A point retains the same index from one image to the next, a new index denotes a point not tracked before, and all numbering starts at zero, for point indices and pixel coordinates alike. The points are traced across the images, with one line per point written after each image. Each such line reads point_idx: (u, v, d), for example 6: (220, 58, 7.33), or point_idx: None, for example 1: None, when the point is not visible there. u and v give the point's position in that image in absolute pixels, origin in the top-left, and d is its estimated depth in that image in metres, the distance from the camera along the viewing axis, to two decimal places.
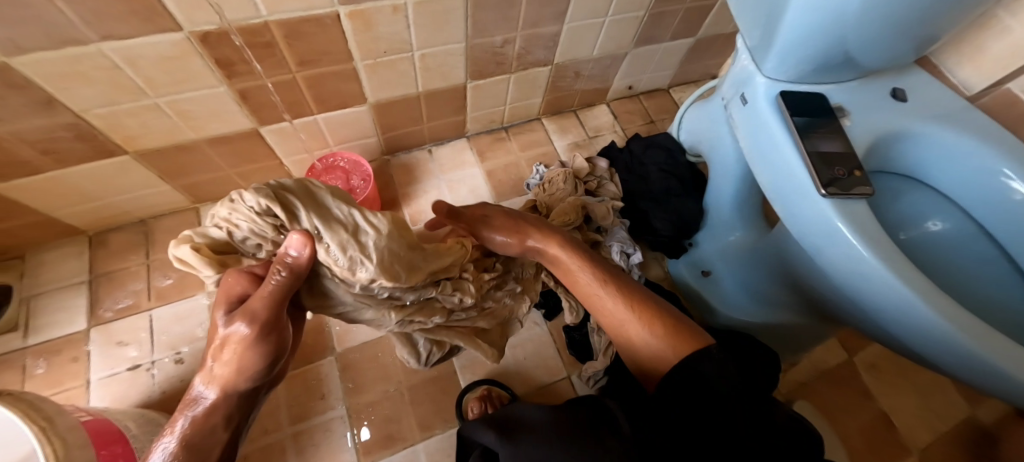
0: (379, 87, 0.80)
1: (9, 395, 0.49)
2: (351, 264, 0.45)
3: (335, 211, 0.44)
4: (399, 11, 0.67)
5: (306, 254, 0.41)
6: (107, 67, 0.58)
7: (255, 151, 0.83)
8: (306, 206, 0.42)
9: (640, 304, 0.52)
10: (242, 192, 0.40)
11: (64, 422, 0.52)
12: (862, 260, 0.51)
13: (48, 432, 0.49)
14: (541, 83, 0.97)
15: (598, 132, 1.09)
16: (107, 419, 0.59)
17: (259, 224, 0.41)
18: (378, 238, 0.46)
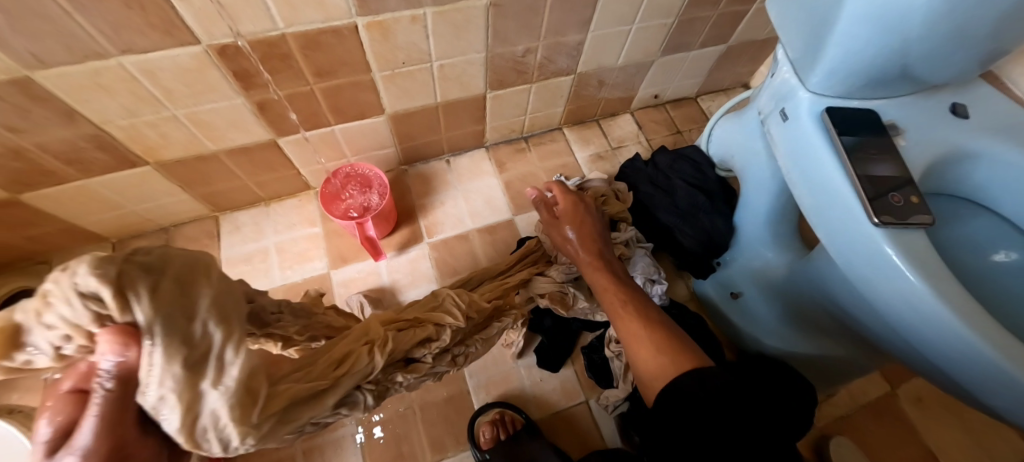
0: (397, 97, 0.78)
1: None
2: (156, 411, 0.26)
3: (196, 326, 0.27)
4: (418, 21, 0.65)
5: (134, 359, 0.26)
6: (128, 79, 0.58)
7: (273, 162, 0.82)
8: (172, 300, 0.26)
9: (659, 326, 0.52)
10: (67, 263, 0.22)
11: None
12: (913, 295, 0.46)
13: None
14: (563, 93, 0.93)
15: (622, 142, 1.05)
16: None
17: (74, 312, 0.23)
18: (224, 387, 0.28)
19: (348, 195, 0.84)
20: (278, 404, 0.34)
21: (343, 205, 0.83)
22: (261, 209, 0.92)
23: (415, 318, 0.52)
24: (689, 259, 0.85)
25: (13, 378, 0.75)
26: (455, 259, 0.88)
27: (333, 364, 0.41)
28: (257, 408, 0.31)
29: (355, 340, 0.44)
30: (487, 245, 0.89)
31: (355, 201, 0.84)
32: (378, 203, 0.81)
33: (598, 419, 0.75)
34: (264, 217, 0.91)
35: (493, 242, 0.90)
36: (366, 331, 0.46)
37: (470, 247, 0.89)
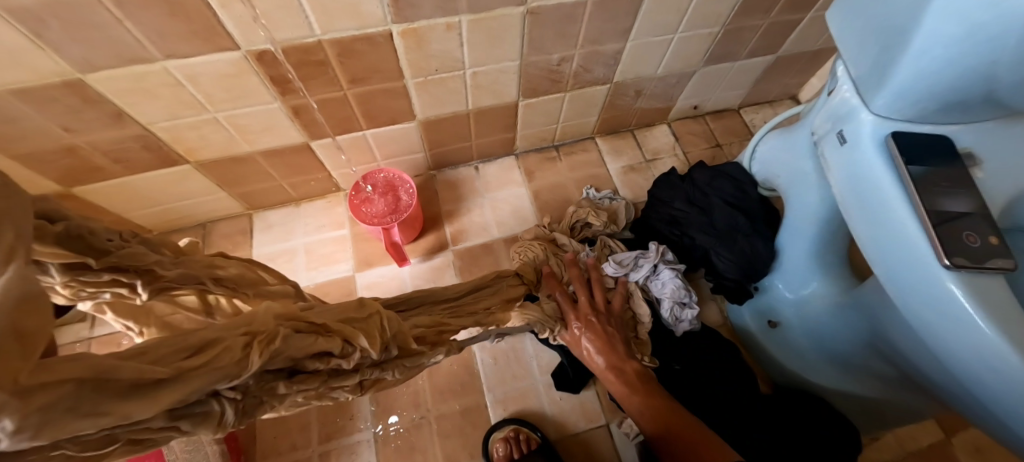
0: (429, 104, 0.77)
1: None
2: None
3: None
4: (453, 28, 0.64)
5: None
6: (171, 84, 0.59)
7: (306, 164, 0.82)
8: None
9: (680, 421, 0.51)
10: None
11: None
12: (976, 353, 0.41)
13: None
14: (598, 102, 0.90)
15: (657, 154, 1.01)
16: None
17: None
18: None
19: (373, 199, 0.83)
20: (66, 373, 0.17)
21: (367, 209, 0.82)
22: (293, 209, 0.93)
23: (323, 323, 0.33)
24: (728, 284, 0.81)
25: None
26: (479, 268, 0.86)
27: (182, 350, 0.23)
28: (31, 366, 0.16)
29: (232, 323, 0.26)
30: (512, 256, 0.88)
31: (380, 205, 0.83)
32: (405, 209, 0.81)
33: (618, 444, 0.72)
34: (295, 217, 0.92)
35: None
36: (254, 315, 0.27)
37: (495, 258, 0.87)
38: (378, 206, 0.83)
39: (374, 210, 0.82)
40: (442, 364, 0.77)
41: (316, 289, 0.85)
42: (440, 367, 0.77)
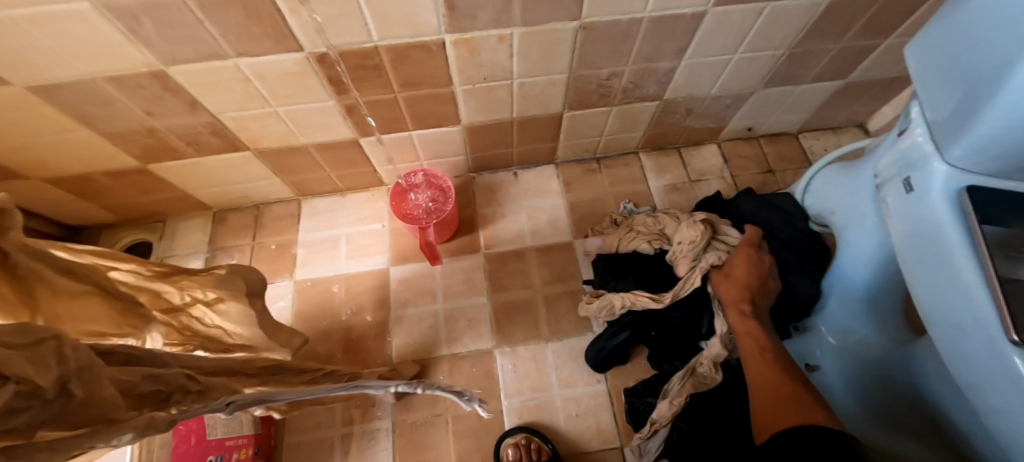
0: (475, 110, 0.78)
1: None
2: None
3: None
4: (505, 40, 0.65)
5: None
6: (241, 79, 0.64)
7: (355, 158, 0.86)
8: None
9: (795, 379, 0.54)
10: None
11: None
12: None
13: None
14: (645, 117, 0.88)
15: (703, 175, 0.97)
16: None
17: None
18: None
19: (416, 196, 0.86)
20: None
21: (411, 203, 0.85)
22: (338, 199, 0.97)
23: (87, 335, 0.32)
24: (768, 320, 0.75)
25: None
26: (509, 275, 0.87)
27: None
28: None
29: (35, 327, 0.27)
30: (542, 267, 0.88)
31: (424, 201, 0.85)
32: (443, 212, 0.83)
33: None
34: (340, 207, 0.96)
35: (548, 264, 0.88)
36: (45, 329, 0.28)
37: (526, 266, 0.88)
38: (421, 202, 0.85)
39: (416, 205, 0.84)
40: (465, 366, 0.79)
41: (351, 279, 0.88)
42: (461, 368, 0.79)
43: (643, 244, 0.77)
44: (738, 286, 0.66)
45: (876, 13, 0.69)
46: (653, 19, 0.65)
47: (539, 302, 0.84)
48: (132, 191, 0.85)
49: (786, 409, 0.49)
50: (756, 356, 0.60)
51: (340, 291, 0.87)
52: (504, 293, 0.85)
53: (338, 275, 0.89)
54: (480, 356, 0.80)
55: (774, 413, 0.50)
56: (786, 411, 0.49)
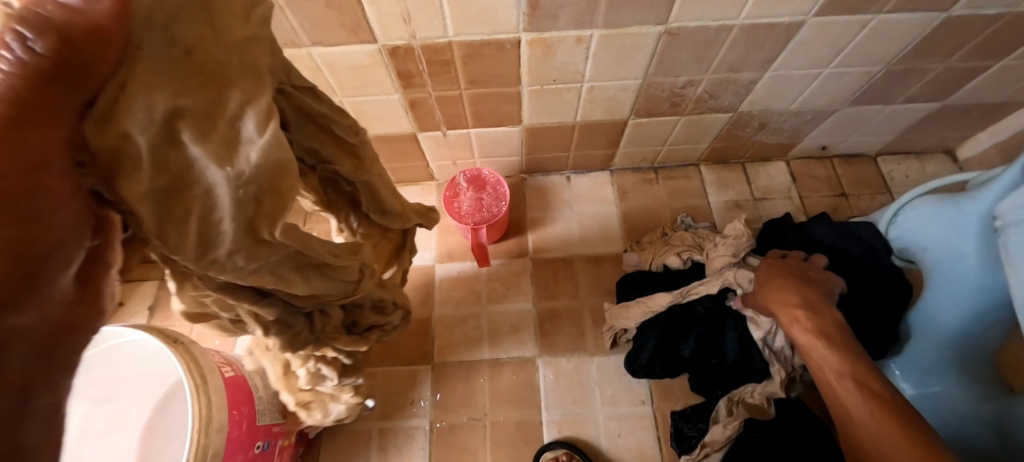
0: (539, 111, 0.75)
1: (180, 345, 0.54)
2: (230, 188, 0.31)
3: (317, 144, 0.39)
4: (583, 42, 0.61)
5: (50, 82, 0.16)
6: (312, 68, 0.63)
7: (410, 152, 0.85)
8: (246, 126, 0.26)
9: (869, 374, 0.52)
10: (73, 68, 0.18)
11: (214, 382, 0.54)
12: None
13: (201, 390, 0.51)
14: (714, 129, 0.83)
15: (768, 194, 0.91)
16: (242, 374, 0.61)
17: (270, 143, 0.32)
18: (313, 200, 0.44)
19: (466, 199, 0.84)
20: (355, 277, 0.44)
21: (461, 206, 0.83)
22: None
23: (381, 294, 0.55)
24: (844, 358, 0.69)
25: None
26: (556, 283, 0.85)
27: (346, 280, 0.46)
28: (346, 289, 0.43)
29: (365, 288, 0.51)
30: (591, 277, 0.85)
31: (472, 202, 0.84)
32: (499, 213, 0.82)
33: None
34: None
35: (597, 275, 0.85)
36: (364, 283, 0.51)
37: (574, 276, 0.85)
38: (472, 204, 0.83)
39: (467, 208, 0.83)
40: (506, 373, 0.78)
41: None
42: (502, 374, 0.78)
43: (672, 256, 0.77)
44: (790, 289, 0.60)
45: (996, 32, 0.62)
46: (745, 26, 0.60)
47: (586, 314, 0.82)
48: None
49: (867, 425, 0.49)
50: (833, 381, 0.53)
51: None
52: (550, 300, 0.83)
53: None
54: (522, 364, 0.78)
55: (855, 426, 0.51)
56: (869, 427, 0.49)
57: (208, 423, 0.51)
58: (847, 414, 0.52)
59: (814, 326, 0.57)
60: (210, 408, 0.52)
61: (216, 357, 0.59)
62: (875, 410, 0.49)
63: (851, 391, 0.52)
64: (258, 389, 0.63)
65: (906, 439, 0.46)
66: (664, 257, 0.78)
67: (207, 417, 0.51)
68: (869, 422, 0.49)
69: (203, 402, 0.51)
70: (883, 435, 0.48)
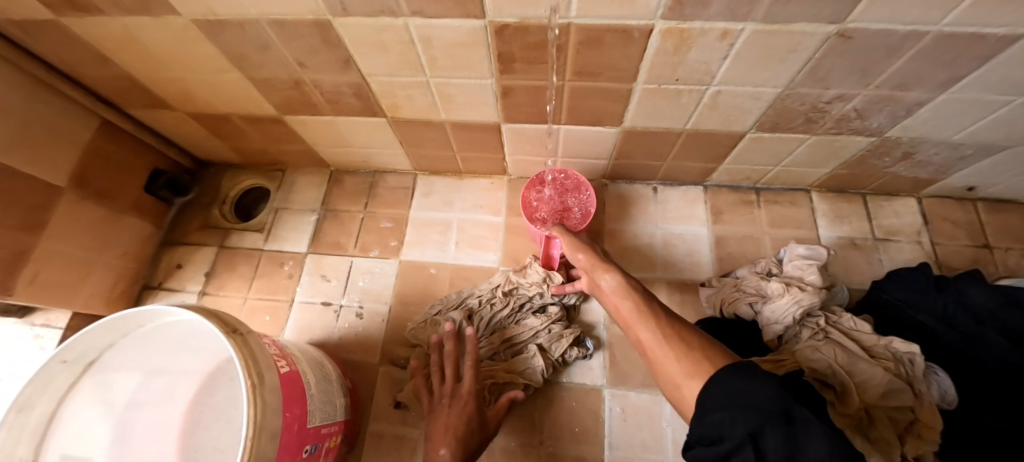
0: (645, 113, 0.65)
1: (239, 336, 0.50)
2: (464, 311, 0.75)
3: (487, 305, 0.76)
4: (728, 37, 0.50)
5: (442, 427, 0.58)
6: (404, 41, 0.55)
7: (488, 143, 0.78)
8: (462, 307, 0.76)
9: (662, 314, 0.52)
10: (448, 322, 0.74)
11: (270, 381, 0.49)
12: None
13: (257, 391, 0.47)
14: (844, 154, 0.71)
15: (892, 235, 0.79)
16: (296, 369, 0.57)
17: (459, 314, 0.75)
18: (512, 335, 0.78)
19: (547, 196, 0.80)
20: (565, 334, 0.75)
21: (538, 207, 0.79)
22: (455, 181, 0.90)
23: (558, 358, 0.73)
24: None
25: (234, 262, 0.87)
26: None
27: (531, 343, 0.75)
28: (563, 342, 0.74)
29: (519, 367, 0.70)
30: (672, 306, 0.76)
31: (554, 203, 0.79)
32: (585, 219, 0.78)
33: None
34: (457, 190, 0.89)
35: (679, 304, 0.75)
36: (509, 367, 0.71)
37: None
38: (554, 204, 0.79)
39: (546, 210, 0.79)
40: (568, 399, 0.71)
41: (457, 272, 0.82)
42: (563, 399, 0.71)
43: (743, 306, 0.63)
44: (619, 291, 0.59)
45: None
46: (940, 36, 0.46)
47: None
48: (262, 138, 0.83)
49: (660, 349, 0.48)
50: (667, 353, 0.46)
51: (444, 282, 0.82)
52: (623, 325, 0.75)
53: (445, 263, 0.83)
54: (586, 392, 0.71)
55: (662, 368, 0.46)
56: (671, 362, 0.45)
57: (263, 429, 0.46)
58: (650, 352, 0.49)
59: (602, 268, 0.64)
60: (264, 412, 0.46)
61: (272, 348, 0.55)
62: (675, 344, 0.47)
63: (638, 320, 0.53)
64: (310, 386, 0.59)
65: (696, 360, 0.43)
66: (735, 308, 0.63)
67: (261, 423, 0.46)
68: (666, 355, 0.46)
69: (259, 405, 0.46)
70: (686, 373, 0.43)
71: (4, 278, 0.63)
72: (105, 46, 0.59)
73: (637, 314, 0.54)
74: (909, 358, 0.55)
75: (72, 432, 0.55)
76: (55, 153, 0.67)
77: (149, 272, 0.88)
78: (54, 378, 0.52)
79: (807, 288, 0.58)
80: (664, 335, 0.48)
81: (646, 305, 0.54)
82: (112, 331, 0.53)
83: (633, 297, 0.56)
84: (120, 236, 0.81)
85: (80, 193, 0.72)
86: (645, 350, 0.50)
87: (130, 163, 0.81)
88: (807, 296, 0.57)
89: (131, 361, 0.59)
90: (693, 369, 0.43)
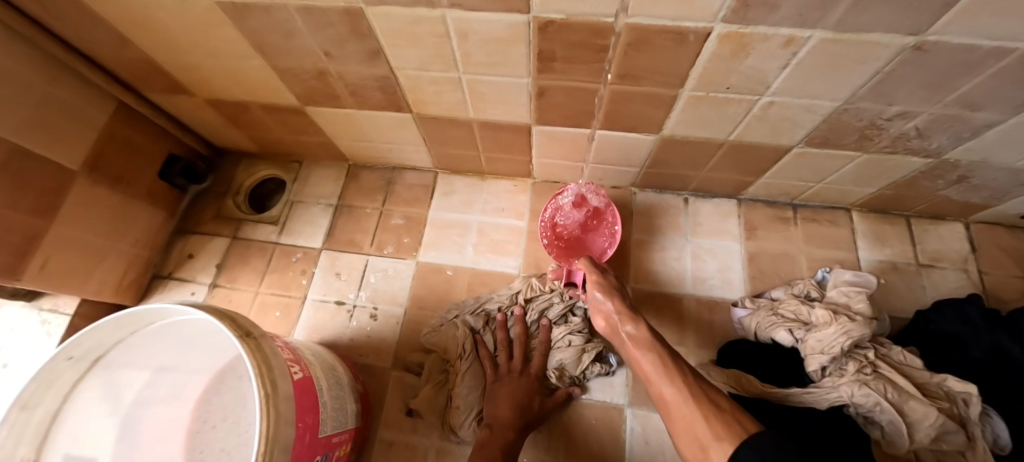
0: (687, 121, 0.62)
1: (252, 340, 0.47)
2: (485, 308, 0.75)
3: (510, 302, 0.74)
4: (792, 45, 0.46)
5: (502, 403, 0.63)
6: (439, 34, 0.51)
7: (516, 145, 0.74)
8: (479, 305, 0.75)
9: (687, 369, 0.48)
10: (468, 319, 0.73)
11: (284, 390, 0.47)
12: None
13: (270, 401, 0.44)
14: (895, 174, 0.67)
15: (936, 261, 0.74)
16: (309, 375, 0.54)
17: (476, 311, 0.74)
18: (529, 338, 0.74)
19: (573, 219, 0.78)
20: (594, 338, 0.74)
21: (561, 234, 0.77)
22: (477, 181, 0.87)
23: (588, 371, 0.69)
24: None
25: (247, 255, 0.84)
26: (658, 322, 0.73)
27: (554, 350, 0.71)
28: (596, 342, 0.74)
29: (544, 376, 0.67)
30: (700, 324, 0.72)
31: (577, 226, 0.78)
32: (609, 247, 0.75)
33: None
34: (478, 191, 0.86)
35: (708, 323, 0.72)
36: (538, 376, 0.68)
37: (680, 319, 0.73)
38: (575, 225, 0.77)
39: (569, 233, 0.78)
40: (586, 417, 0.68)
41: (476, 276, 0.79)
42: (581, 418, 0.68)
43: (781, 331, 0.58)
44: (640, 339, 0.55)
45: None
46: None
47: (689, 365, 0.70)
48: (281, 128, 0.80)
49: (686, 409, 0.44)
50: (692, 412, 0.43)
51: (462, 286, 0.79)
52: None
53: (463, 267, 0.80)
54: (606, 410, 0.68)
55: (682, 427, 0.44)
56: (699, 426, 0.42)
57: (275, 442, 0.43)
58: (674, 412, 0.45)
59: (624, 314, 0.59)
60: (276, 425, 0.44)
61: (285, 352, 0.53)
62: (704, 406, 0.43)
63: (661, 375, 0.49)
64: (323, 393, 0.56)
65: (727, 423, 0.40)
66: (772, 332, 0.60)
67: (274, 436, 0.43)
68: (688, 414, 0.43)
69: (272, 418, 0.43)
70: (715, 437, 0.39)
71: (14, 262, 0.60)
72: (124, 26, 0.56)
73: (660, 368, 0.49)
74: (963, 399, 0.51)
75: (76, 431, 0.53)
76: (70, 134, 0.65)
77: (161, 260, 0.86)
78: (59, 374, 0.50)
79: (856, 318, 0.54)
80: (689, 394, 0.45)
81: (669, 358, 0.50)
82: (123, 328, 0.51)
83: (656, 349, 0.52)
84: (132, 223, 0.78)
85: (93, 177, 0.69)
86: (666, 409, 0.47)
87: (145, 148, 0.78)
88: (857, 327, 0.53)
89: (140, 358, 0.57)
90: (724, 437, 0.39)
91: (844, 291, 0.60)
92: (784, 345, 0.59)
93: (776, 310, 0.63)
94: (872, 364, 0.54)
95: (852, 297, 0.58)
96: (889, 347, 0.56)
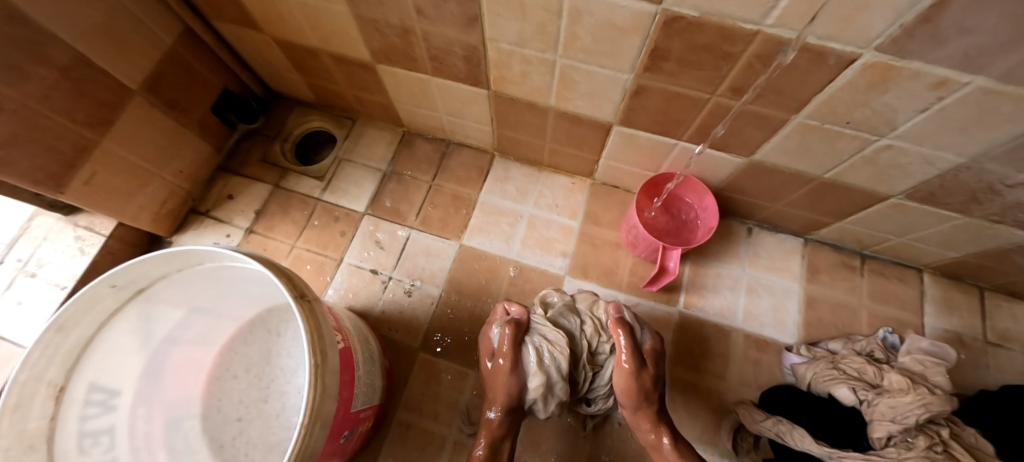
0: (786, 148, 0.57)
1: (306, 302, 0.45)
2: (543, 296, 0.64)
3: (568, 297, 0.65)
4: (944, 90, 0.41)
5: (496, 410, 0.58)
6: (550, 11, 0.46)
7: (589, 140, 0.70)
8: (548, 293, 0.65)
9: None
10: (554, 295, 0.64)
11: (331, 361, 0.44)
12: None
13: (319, 372, 0.41)
14: (987, 245, 0.63)
15: (1004, 341, 0.70)
16: (350, 346, 0.52)
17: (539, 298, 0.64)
18: None
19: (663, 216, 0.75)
20: None
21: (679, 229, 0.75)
22: (534, 172, 0.84)
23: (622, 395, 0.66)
24: None
25: (288, 206, 0.82)
26: (703, 353, 0.70)
27: None
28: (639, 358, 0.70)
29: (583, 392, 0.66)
30: (746, 362, 0.69)
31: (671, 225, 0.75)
32: (705, 233, 0.71)
33: None
34: (535, 182, 0.83)
35: (755, 362, 0.69)
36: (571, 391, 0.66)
37: (725, 353, 0.69)
38: (704, 205, 0.73)
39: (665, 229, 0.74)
40: None
41: (520, 270, 0.76)
42: None
43: (843, 388, 0.55)
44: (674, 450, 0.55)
45: None
46: None
47: (728, 402, 0.67)
48: (344, 81, 0.77)
49: None
50: None
51: (504, 278, 0.76)
52: (689, 371, 0.68)
53: (507, 258, 0.77)
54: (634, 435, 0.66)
55: None
56: None
57: (318, 416, 0.41)
58: None
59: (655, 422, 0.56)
60: (321, 397, 0.41)
61: (332, 320, 0.50)
62: None
63: None
64: (359, 367, 0.54)
65: None
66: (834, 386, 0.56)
67: (318, 408, 0.41)
68: None
69: (318, 389, 0.40)
70: None
71: (59, 173, 0.58)
72: None
73: None
74: None
75: (103, 359, 0.50)
76: (134, 51, 0.61)
77: (200, 196, 0.84)
78: (100, 300, 0.46)
79: (936, 392, 0.51)
80: None
81: None
82: (171, 263, 0.47)
83: None
84: (177, 154, 0.75)
85: (149, 99, 0.66)
86: None
87: (202, 78, 0.75)
88: (937, 402, 0.50)
89: (179, 296, 0.54)
90: None
91: (923, 360, 0.57)
92: (842, 403, 0.56)
93: (836, 364, 0.60)
94: (941, 441, 0.51)
95: (928, 368, 0.56)
96: (963, 431, 0.55)
